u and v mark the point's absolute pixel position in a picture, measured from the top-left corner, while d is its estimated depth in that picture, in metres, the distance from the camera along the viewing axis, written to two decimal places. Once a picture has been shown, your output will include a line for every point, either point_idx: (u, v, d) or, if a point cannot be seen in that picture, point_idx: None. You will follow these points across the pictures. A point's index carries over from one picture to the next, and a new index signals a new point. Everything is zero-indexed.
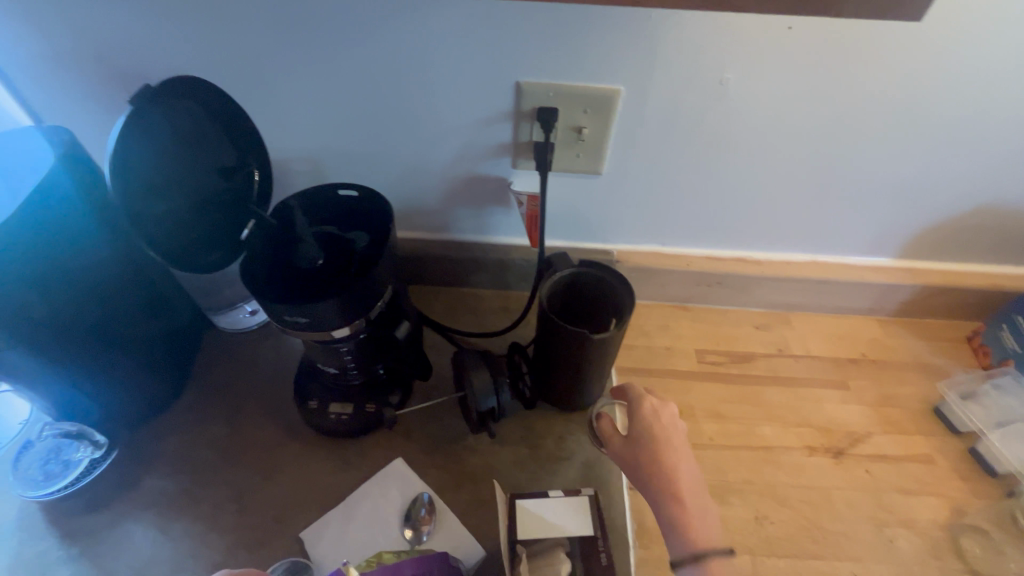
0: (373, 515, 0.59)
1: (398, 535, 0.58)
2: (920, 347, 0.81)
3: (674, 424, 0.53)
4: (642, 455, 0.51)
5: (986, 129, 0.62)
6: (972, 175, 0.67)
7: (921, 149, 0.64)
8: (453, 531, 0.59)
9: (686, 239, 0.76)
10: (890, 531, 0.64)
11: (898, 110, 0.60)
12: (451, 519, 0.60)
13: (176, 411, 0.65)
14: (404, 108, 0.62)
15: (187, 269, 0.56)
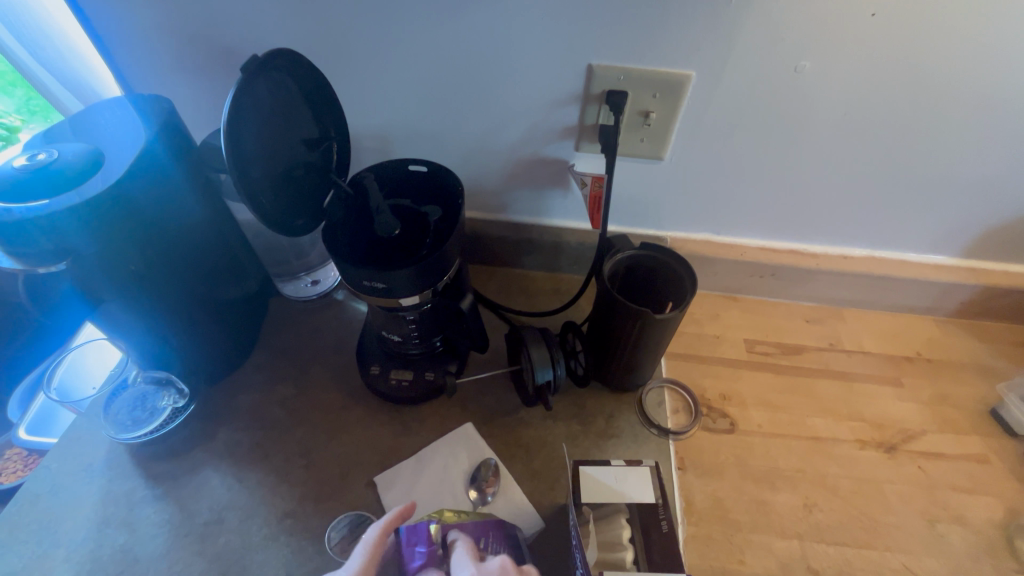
0: (440, 475, 0.59)
1: (461, 493, 0.58)
2: (983, 349, 0.73)
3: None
4: None
5: None
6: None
7: (1015, 145, 0.58)
8: (514, 499, 0.57)
9: (745, 229, 0.71)
10: (941, 526, 0.57)
11: (989, 103, 0.54)
12: (515, 490, 0.58)
13: (247, 370, 0.68)
14: (469, 87, 0.60)
15: (281, 234, 0.51)
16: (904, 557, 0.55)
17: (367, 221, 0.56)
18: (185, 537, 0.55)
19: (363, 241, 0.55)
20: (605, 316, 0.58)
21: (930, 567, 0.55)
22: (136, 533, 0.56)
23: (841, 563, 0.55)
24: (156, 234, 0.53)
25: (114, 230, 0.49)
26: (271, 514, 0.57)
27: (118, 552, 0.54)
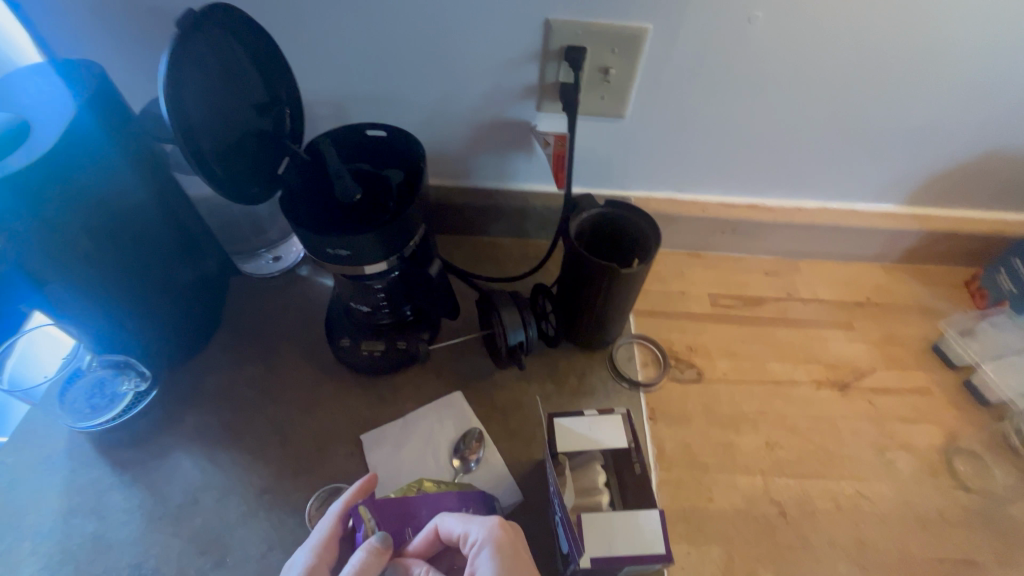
0: (420, 445, 0.59)
1: (443, 461, 0.58)
2: (926, 291, 0.77)
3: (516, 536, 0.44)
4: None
5: (1020, 74, 0.59)
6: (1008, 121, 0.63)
7: (955, 92, 0.60)
8: (496, 468, 0.58)
9: (706, 185, 0.72)
10: (889, 454, 0.62)
11: (928, 51, 0.57)
12: (497, 459, 0.59)
13: (212, 351, 0.66)
14: (424, 45, 0.58)
15: (234, 201, 0.49)
16: (856, 485, 0.59)
17: (327, 187, 0.54)
18: (160, 520, 0.54)
19: (324, 208, 0.53)
20: (573, 275, 0.59)
21: (879, 491, 0.59)
22: (106, 521, 0.54)
23: (800, 494, 0.58)
24: (98, 209, 0.50)
25: (50, 206, 0.45)
26: (247, 491, 0.56)
27: (89, 541, 0.53)
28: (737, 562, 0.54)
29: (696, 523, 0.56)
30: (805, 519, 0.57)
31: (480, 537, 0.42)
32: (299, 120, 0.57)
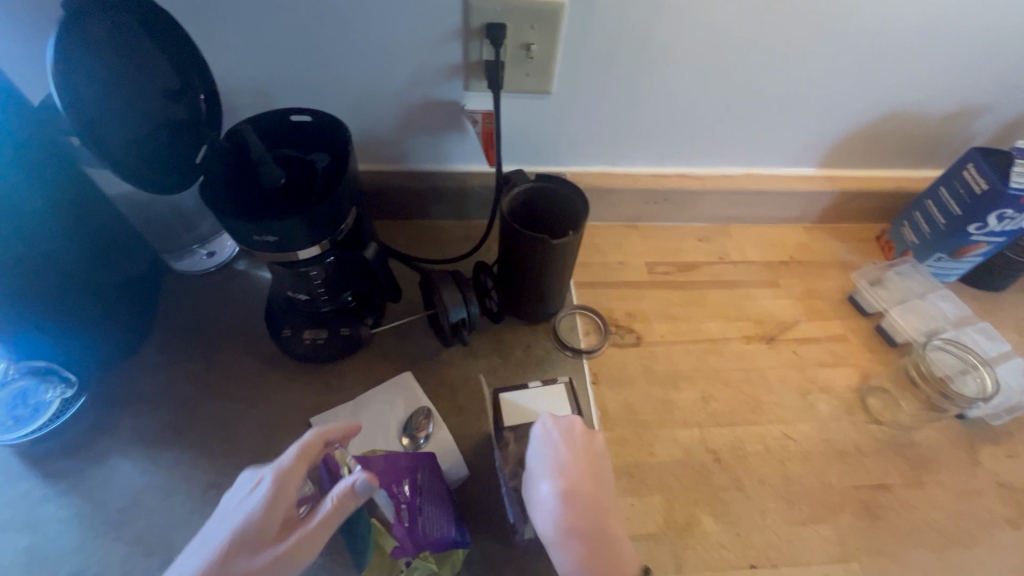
0: (370, 425, 0.59)
1: (393, 439, 0.58)
2: (843, 248, 0.83)
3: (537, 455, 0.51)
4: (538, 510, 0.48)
5: (914, 39, 0.63)
6: (905, 84, 0.68)
7: (858, 59, 0.64)
8: (445, 442, 0.59)
9: (636, 158, 0.75)
10: (812, 397, 0.67)
11: (828, 20, 0.60)
12: (445, 434, 0.59)
13: (146, 352, 0.64)
14: (342, 25, 0.57)
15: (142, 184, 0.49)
16: (783, 427, 0.64)
17: (251, 175, 0.53)
18: (100, 525, 0.53)
19: (249, 196, 0.52)
20: (509, 250, 0.61)
21: (804, 431, 0.64)
22: (40, 532, 0.52)
23: (733, 440, 0.62)
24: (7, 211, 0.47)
25: None
26: (192, 489, 0.55)
27: (23, 554, 0.51)
28: (677, 507, 0.57)
29: (639, 476, 0.59)
30: (739, 462, 0.60)
31: (541, 431, 0.52)
32: (217, 109, 0.56)
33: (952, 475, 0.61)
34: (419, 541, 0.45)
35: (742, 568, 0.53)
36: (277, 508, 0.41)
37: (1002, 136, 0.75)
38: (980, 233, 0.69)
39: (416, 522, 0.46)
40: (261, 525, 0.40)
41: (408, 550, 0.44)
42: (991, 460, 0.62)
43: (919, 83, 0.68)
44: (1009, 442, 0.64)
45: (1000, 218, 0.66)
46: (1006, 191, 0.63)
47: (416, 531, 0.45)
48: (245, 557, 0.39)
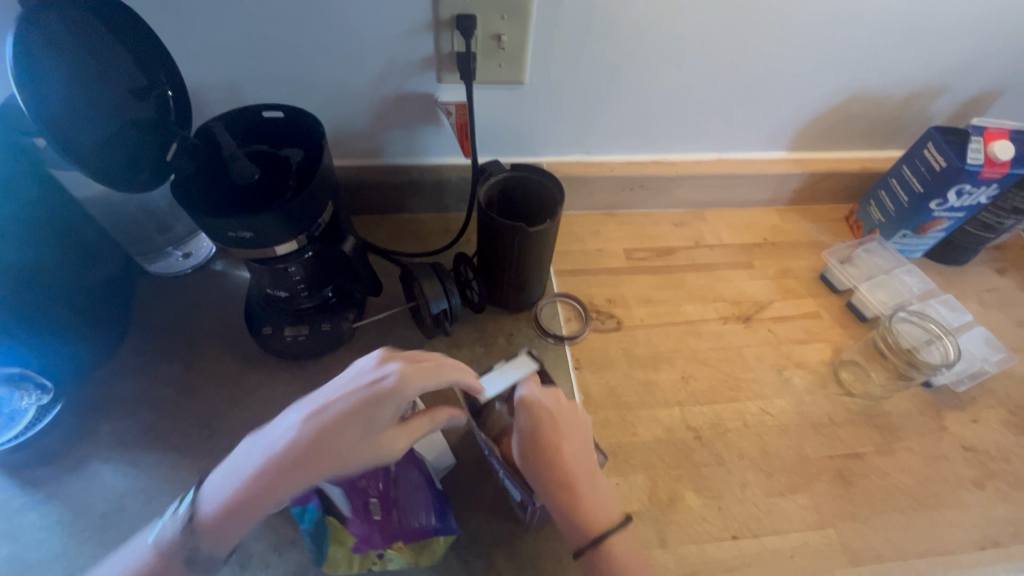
0: None
1: None
2: (813, 228, 0.86)
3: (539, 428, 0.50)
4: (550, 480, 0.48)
5: (874, 24, 0.64)
6: (869, 68, 0.70)
7: (821, 45, 0.66)
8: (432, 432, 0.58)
9: (611, 146, 0.76)
10: (788, 372, 0.69)
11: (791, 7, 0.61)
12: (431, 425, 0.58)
13: (124, 356, 0.63)
14: (311, 19, 0.57)
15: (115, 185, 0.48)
16: (761, 403, 0.65)
17: (223, 172, 0.53)
18: (83, 531, 0.52)
19: (223, 193, 0.52)
20: (487, 239, 0.61)
21: (781, 405, 0.66)
22: (21, 541, 0.51)
23: (713, 418, 0.64)
24: None
25: None
26: (178, 490, 0.55)
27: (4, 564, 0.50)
28: (660, 484, 0.58)
29: (623, 456, 0.60)
30: (719, 438, 0.62)
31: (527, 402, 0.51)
32: (184, 106, 0.55)
33: (919, 441, 0.63)
34: (389, 533, 0.46)
35: (724, 539, 0.55)
36: (374, 406, 0.42)
37: (961, 115, 0.78)
38: (940, 209, 0.72)
39: (390, 515, 0.47)
40: (357, 418, 0.41)
41: (374, 542, 0.45)
42: (955, 425, 0.65)
43: (881, 66, 0.70)
44: (972, 407, 0.66)
45: (958, 193, 0.69)
46: (963, 167, 0.66)
47: (389, 524, 0.46)
48: (352, 438, 0.41)
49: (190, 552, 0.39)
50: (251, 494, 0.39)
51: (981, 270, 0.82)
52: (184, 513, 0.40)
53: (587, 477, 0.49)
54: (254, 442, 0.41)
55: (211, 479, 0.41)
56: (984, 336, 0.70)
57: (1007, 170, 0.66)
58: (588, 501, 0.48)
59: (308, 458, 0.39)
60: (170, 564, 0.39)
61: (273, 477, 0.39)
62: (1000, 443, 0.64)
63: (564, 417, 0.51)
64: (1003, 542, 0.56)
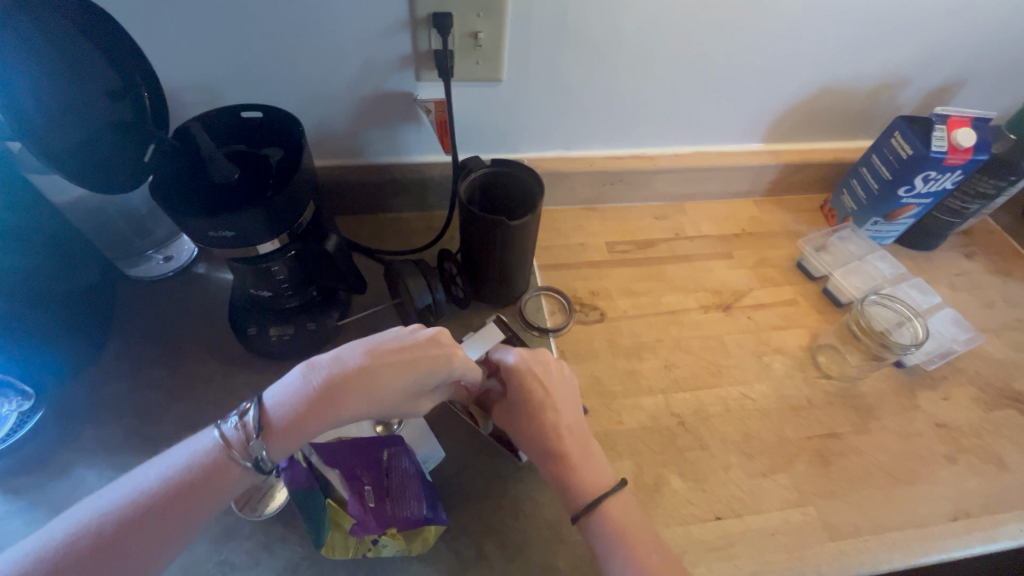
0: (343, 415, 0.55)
1: (367, 427, 0.55)
2: (790, 218, 0.88)
3: (533, 393, 0.52)
4: (549, 445, 0.50)
5: (841, 19, 0.66)
6: (837, 61, 0.72)
7: (790, 40, 0.68)
8: (420, 427, 0.57)
9: (590, 141, 0.77)
10: (768, 357, 0.70)
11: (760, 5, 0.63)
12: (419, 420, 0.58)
13: (106, 361, 0.63)
14: (288, 19, 0.57)
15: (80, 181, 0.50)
16: (742, 388, 0.67)
17: (200, 172, 0.53)
18: None
19: (202, 193, 0.52)
20: (470, 234, 0.62)
21: (761, 390, 0.67)
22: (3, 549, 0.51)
23: (696, 404, 0.65)
24: None
25: None
26: None
27: None
28: (645, 470, 0.59)
29: (608, 444, 0.61)
30: (701, 423, 0.63)
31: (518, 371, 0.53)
32: (162, 108, 0.54)
33: (894, 420, 0.65)
34: (384, 519, 0.46)
35: (708, 520, 0.56)
36: (431, 364, 0.46)
37: (927, 105, 0.81)
38: (908, 195, 0.74)
39: (384, 503, 0.47)
40: (416, 370, 0.45)
41: (370, 527, 0.45)
42: (928, 403, 0.67)
43: (851, 59, 0.72)
44: (943, 385, 0.69)
45: (925, 179, 0.71)
46: (928, 155, 0.68)
47: (382, 510, 0.47)
48: (401, 382, 0.44)
49: (235, 466, 0.39)
50: (313, 416, 0.41)
51: (950, 254, 0.85)
52: (239, 427, 0.40)
53: (581, 446, 0.50)
54: (319, 365, 0.42)
55: (266, 396, 0.42)
56: (953, 317, 0.73)
57: (969, 156, 0.68)
58: (585, 465, 0.49)
59: (361, 387, 0.42)
60: (211, 477, 0.39)
61: (339, 403, 0.41)
62: (970, 419, 0.66)
63: (556, 385, 0.53)
64: (974, 514, 0.58)
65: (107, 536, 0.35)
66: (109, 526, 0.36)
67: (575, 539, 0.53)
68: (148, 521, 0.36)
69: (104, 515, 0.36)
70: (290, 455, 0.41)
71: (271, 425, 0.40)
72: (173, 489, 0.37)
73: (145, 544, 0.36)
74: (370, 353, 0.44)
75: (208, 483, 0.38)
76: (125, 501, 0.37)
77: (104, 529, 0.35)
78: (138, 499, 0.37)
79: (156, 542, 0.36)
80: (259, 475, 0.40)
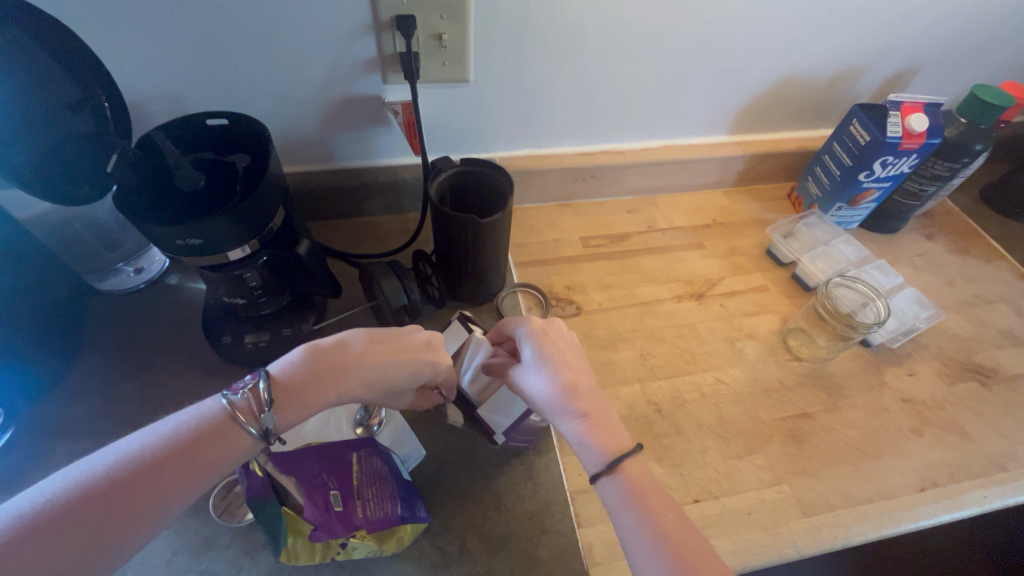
0: (322, 419, 0.55)
1: (347, 430, 0.55)
2: (758, 207, 0.90)
3: (546, 353, 0.50)
4: (568, 405, 0.48)
5: (798, 12, 0.68)
6: (797, 52, 0.74)
7: (749, 34, 0.69)
8: (400, 427, 0.57)
9: (560, 138, 0.79)
10: (740, 343, 0.72)
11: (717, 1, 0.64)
12: (400, 420, 0.57)
13: (77, 377, 0.62)
14: (252, 25, 0.57)
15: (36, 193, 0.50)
16: (717, 374, 0.69)
17: (166, 181, 0.52)
18: None
19: (167, 202, 0.52)
20: (442, 233, 0.62)
21: (734, 374, 0.69)
22: None
23: (672, 391, 0.66)
24: None
25: None
26: None
27: None
28: None
29: None
30: (677, 409, 0.65)
31: (528, 338, 0.52)
32: (123, 114, 0.54)
33: (862, 397, 0.67)
34: (350, 522, 0.45)
35: (686, 504, 0.57)
36: (423, 360, 0.50)
37: (883, 92, 0.83)
38: (869, 180, 0.76)
39: (352, 505, 0.46)
40: (410, 363, 0.49)
41: (335, 530, 0.44)
42: (894, 380, 0.69)
43: (809, 50, 0.74)
44: (909, 362, 0.71)
45: (883, 164, 0.73)
46: (884, 140, 0.70)
47: (349, 513, 0.45)
48: (395, 371, 0.48)
49: (242, 431, 0.40)
50: (316, 395, 0.43)
51: (912, 236, 0.88)
52: (248, 394, 0.41)
53: (596, 405, 0.48)
54: (323, 348, 0.45)
55: (273, 368, 0.44)
56: (914, 296, 0.75)
57: (924, 140, 0.70)
58: (605, 424, 0.47)
59: (360, 370, 0.46)
60: (216, 440, 0.39)
61: (340, 385, 0.45)
62: (934, 392, 0.68)
63: (565, 349, 0.51)
64: (940, 483, 0.60)
65: (107, 493, 0.34)
66: (109, 482, 0.35)
67: (556, 528, 0.53)
68: (152, 480, 0.36)
69: (104, 472, 0.35)
70: (294, 427, 0.43)
71: (278, 395, 0.42)
72: (179, 447, 0.37)
73: (146, 501, 0.35)
74: (369, 342, 0.48)
75: (212, 447, 0.39)
76: (127, 459, 0.36)
77: (104, 486, 0.35)
78: (141, 458, 0.36)
79: (157, 500, 0.36)
80: (262, 444, 0.41)
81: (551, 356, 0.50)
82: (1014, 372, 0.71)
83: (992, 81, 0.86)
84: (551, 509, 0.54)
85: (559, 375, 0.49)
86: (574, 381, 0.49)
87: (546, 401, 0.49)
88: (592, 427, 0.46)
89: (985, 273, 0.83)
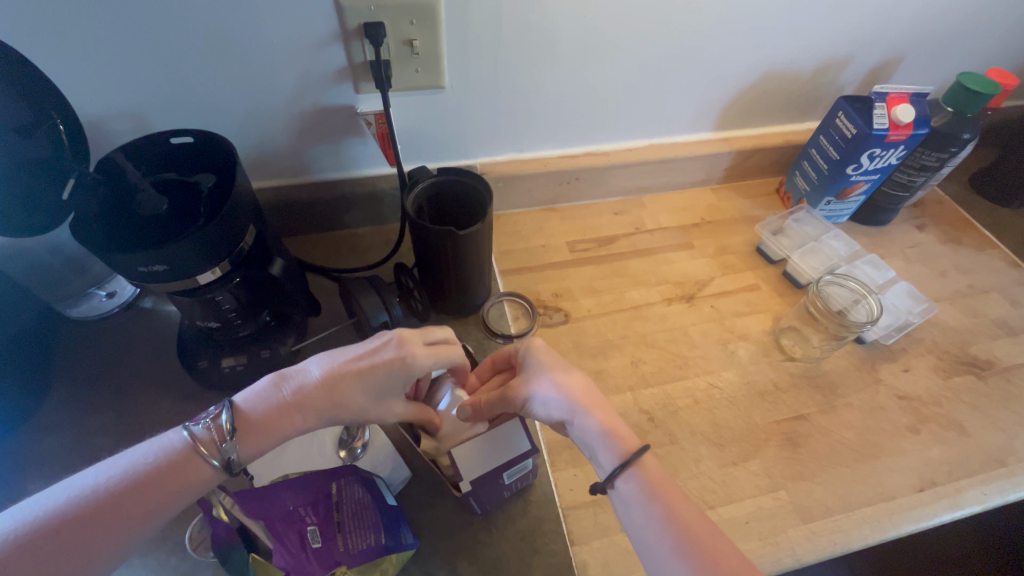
0: (303, 443, 0.52)
1: (330, 453, 0.52)
2: (746, 204, 0.89)
3: (551, 366, 0.51)
4: (582, 411, 0.48)
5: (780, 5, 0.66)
6: (780, 45, 0.72)
7: (732, 29, 0.68)
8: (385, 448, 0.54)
9: (542, 142, 0.77)
10: (732, 345, 0.71)
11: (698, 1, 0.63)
12: (383, 441, 0.55)
13: (46, 410, 0.59)
14: (213, 38, 0.54)
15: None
16: (709, 378, 0.67)
17: (127, 206, 0.50)
18: None
19: (128, 227, 0.50)
20: (422, 247, 0.60)
21: (727, 378, 0.67)
22: None
23: (664, 398, 0.65)
24: None
25: None
26: None
27: None
28: None
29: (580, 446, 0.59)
30: (670, 417, 0.63)
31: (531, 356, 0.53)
32: (77, 135, 0.53)
33: (858, 396, 0.66)
34: (329, 560, 0.43)
35: None
36: (398, 369, 0.46)
37: (869, 83, 0.82)
38: (856, 173, 0.75)
39: (333, 540, 0.44)
40: (382, 376, 0.45)
41: (310, 570, 0.41)
42: (890, 377, 0.68)
43: (793, 42, 0.72)
44: (903, 357, 0.70)
45: (870, 156, 0.72)
46: (870, 133, 0.68)
47: (331, 549, 0.44)
48: (365, 388, 0.44)
49: (203, 463, 0.38)
50: (281, 422, 0.41)
51: (902, 228, 0.87)
52: (210, 426, 0.39)
53: (607, 411, 0.48)
54: (289, 375, 0.43)
55: (238, 400, 0.41)
56: (907, 289, 0.74)
57: (911, 130, 0.69)
58: (618, 424, 0.47)
59: (325, 392, 0.43)
60: (175, 471, 0.37)
61: (306, 409, 0.42)
62: (929, 388, 0.67)
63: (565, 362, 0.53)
64: (939, 482, 0.59)
65: (57, 531, 0.33)
66: (62, 523, 0.33)
67: (548, 547, 0.52)
68: (106, 516, 0.34)
69: (56, 511, 0.33)
70: (260, 456, 0.40)
71: (243, 425, 0.40)
72: (136, 483, 0.36)
73: (101, 537, 0.34)
74: (335, 364, 0.44)
75: (170, 478, 0.37)
76: (82, 498, 0.34)
77: (56, 522, 0.33)
78: (97, 495, 0.35)
79: (115, 534, 0.34)
80: (225, 475, 0.39)
81: (555, 368, 0.51)
82: (1010, 363, 0.70)
83: (979, 66, 0.84)
84: (543, 527, 0.53)
85: (566, 382, 0.50)
86: (582, 387, 0.50)
87: (560, 411, 0.49)
88: (610, 427, 0.46)
89: (977, 262, 0.82)
